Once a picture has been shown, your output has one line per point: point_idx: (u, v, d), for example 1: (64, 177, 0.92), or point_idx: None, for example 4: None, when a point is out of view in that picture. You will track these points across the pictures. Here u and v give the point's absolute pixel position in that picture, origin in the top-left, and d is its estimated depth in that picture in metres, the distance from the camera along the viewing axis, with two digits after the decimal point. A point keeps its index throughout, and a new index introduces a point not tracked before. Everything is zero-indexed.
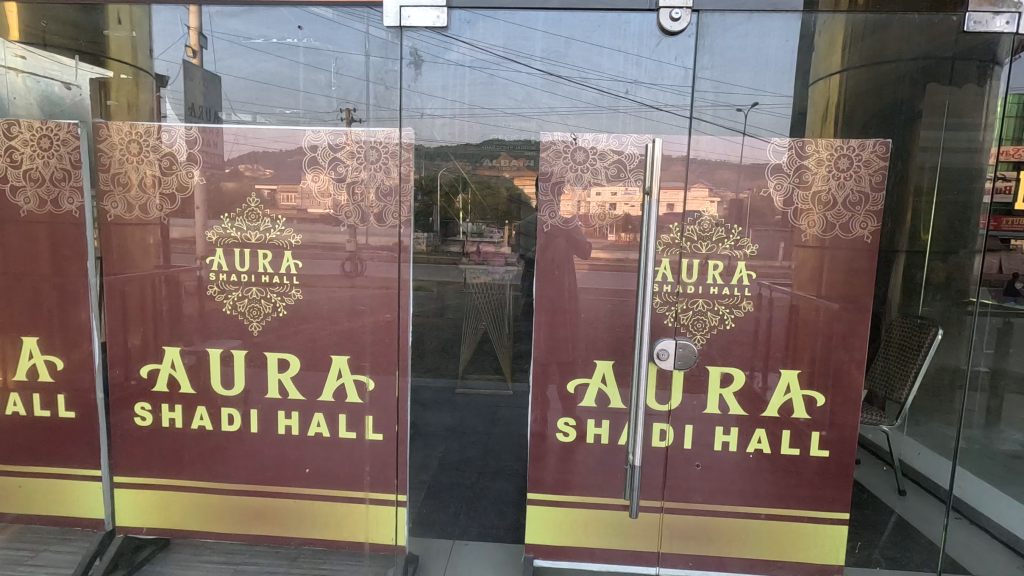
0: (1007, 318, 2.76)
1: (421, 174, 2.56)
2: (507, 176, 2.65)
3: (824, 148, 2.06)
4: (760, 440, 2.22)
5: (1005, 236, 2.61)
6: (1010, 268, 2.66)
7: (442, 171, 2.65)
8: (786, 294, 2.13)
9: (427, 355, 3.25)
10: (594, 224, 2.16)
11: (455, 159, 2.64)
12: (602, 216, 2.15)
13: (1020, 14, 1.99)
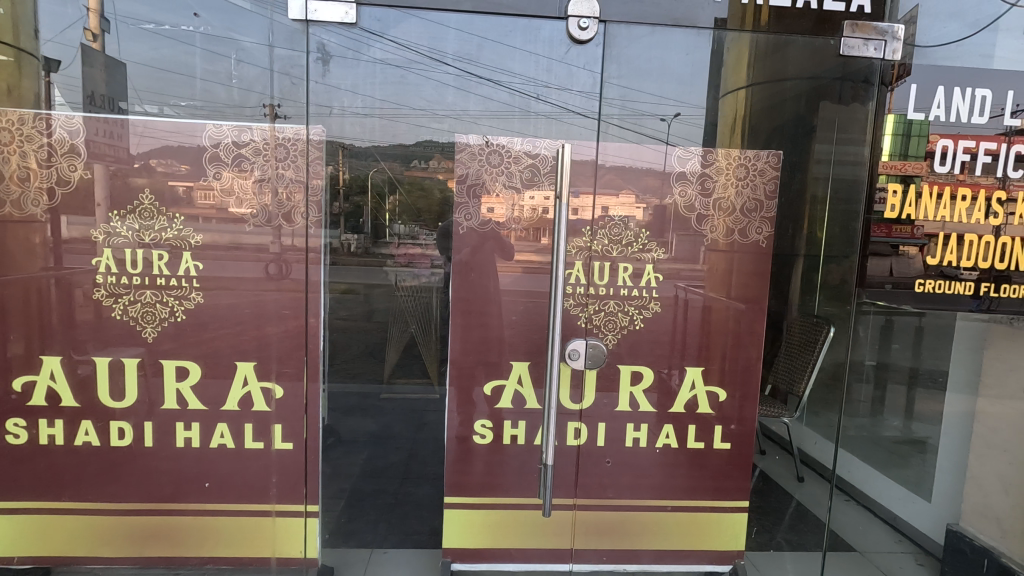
0: (888, 317, 2.87)
1: (348, 175, 2.48)
2: (440, 178, 2.43)
3: (723, 157, 2.19)
4: (668, 435, 2.32)
5: (895, 242, 2.30)
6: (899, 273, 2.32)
7: (374, 171, 2.51)
8: (701, 296, 2.24)
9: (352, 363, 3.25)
10: (524, 230, 2.18)
11: (383, 159, 2.50)
12: (537, 220, 2.18)
13: (883, 42, 2.17)
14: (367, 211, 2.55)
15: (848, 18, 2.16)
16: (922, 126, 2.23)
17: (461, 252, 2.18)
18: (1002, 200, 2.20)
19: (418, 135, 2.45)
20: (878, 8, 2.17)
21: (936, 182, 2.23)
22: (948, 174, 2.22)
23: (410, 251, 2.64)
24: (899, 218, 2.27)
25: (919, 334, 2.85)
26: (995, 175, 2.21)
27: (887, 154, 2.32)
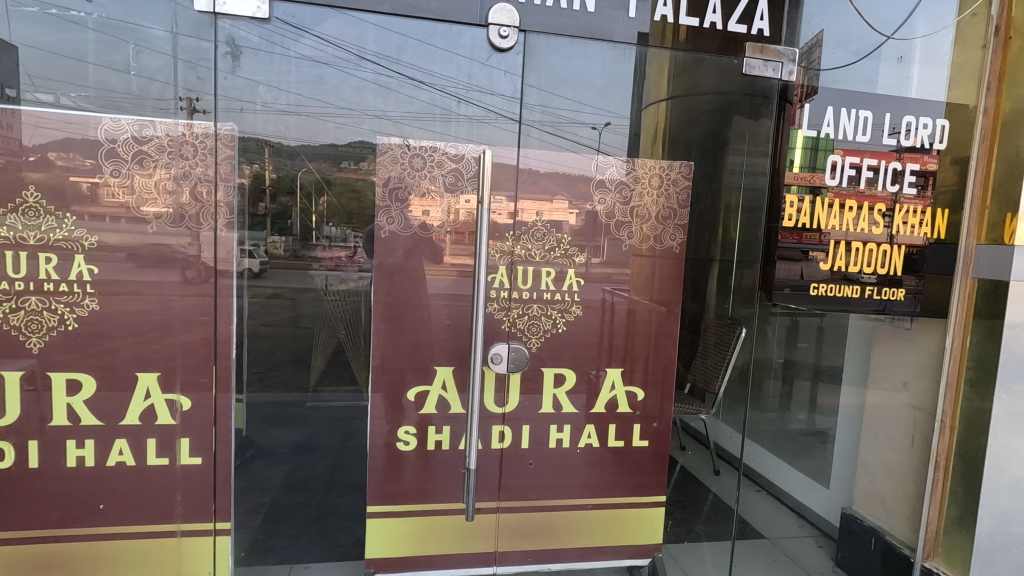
0: (795, 318, 3.24)
1: (278, 177, 2.53)
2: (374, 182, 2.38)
3: (639, 167, 2.29)
4: (590, 435, 2.39)
5: (806, 248, 2.38)
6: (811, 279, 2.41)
7: (302, 172, 2.55)
8: (625, 299, 2.32)
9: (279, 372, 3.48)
10: (463, 232, 2.19)
11: (310, 160, 2.52)
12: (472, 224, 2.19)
13: (779, 64, 2.34)
14: (296, 213, 2.61)
15: (750, 40, 2.30)
16: (827, 142, 2.36)
17: (392, 254, 2.14)
18: (884, 212, 2.39)
19: (342, 134, 2.42)
20: (776, 30, 2.31)
21: (838, 194, 2.37)
22: (844, 186, 2.37)
23: (336, 254, 2.64)
24: (805, 226, 2.36)
25: (820, 334, 3.13)
26: (881, 189, 2.39)
27: (798, 165, 2.37)
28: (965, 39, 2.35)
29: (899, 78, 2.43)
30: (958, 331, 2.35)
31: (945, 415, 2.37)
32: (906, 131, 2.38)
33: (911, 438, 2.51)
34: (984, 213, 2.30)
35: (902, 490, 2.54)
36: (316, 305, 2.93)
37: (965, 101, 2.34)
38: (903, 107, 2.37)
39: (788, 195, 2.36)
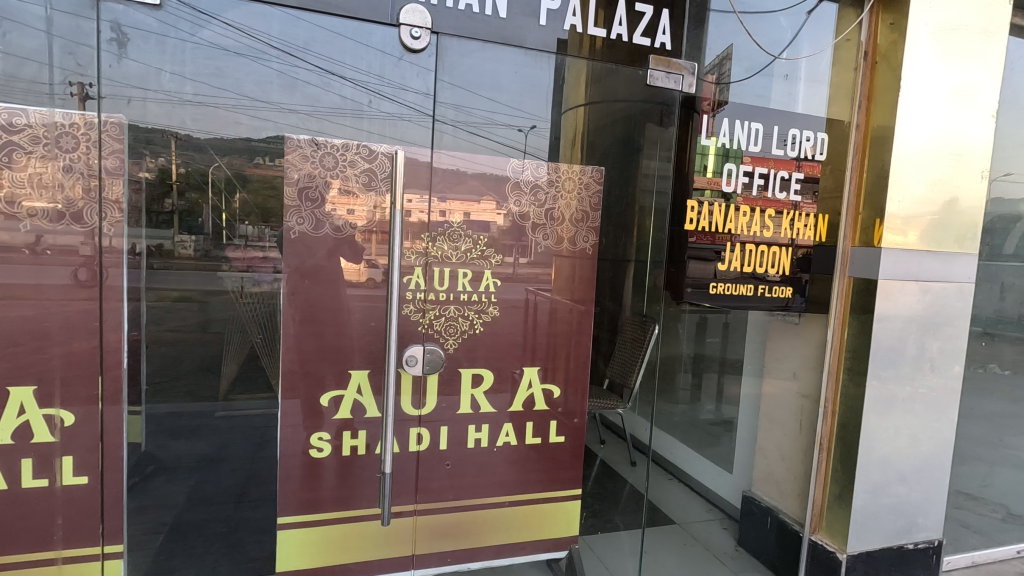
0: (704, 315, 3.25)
1: (187, 168, 2.48)
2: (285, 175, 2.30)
3: (553, 171, 2.35)
4: (508, 433, 2.42)
5: (718, 248, 2.54)
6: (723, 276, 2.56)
7: (212, 166, 2.54)
8: (548, 299, 2.38)
9: (185, 376, 3.66)
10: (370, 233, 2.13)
11: (218, 155, 2.49)
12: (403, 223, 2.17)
13: (680, 76, 2.48)
14: (206, 210, 2.58)
15: (653, 53, 2.42)
16: (737, 152, 2.53)
17: (313, 255, 2.07)
18: (773, 216, 2.59)
19: (254, 130, 2.24)
20: (678, 46, 2.45)
21: (747, 199, 2.55)
22: (757, 193, 2.56)
23: (252, 255, 2.55)
24: (718, 228, 2.53)
25: (726, 329, 3.24)
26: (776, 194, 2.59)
27: (708, 170, 2.52)
28: (840, 61, 2.61)
29: (787, 95, 2.67)
30: (837, 324, 2.60)
31: (827, 401, 2.62)
32: (791, 143, 2.59)
33: (799, 423, 2.76)
34: (857, 218, 2.55)
35: (792, 472, 2.78)
36: (226, 310, 3.08)
37: (841, 117, 2.60)
38: (789, 120, 2.59)
39: (701, 200, 2.52)
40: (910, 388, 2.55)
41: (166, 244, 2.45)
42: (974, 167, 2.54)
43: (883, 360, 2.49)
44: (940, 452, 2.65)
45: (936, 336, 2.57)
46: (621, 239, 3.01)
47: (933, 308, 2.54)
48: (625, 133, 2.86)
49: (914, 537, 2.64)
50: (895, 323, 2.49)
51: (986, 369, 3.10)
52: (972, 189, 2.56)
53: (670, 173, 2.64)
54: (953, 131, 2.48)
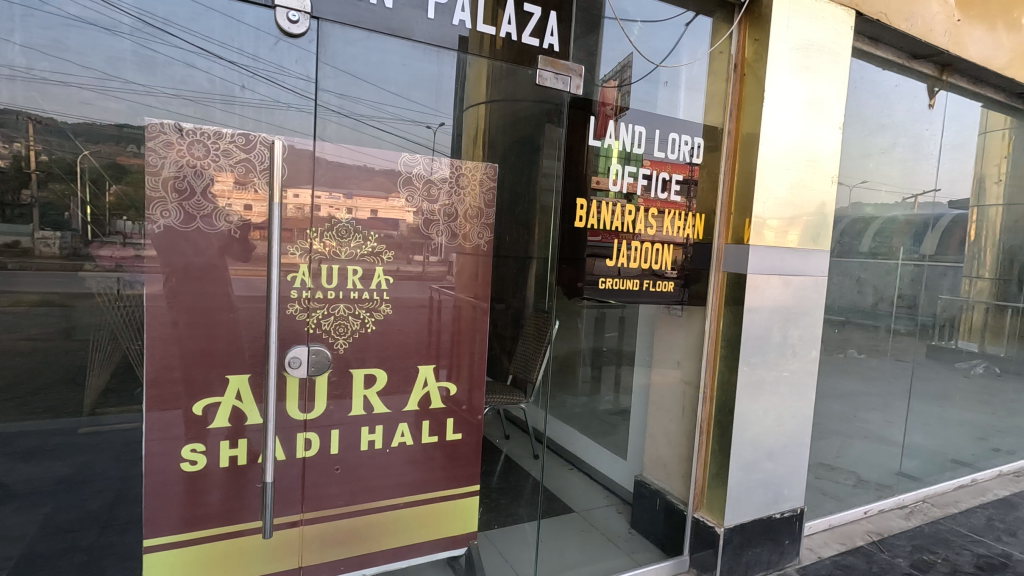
0: (601, 310, 3.05)
1: (42, 157, 2.10)
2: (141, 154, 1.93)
3: (447, 167, 2.32)
4: (403, 433, 2.37)
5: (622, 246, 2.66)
6: (627, 272, 2.69)
7: (77, 156, 2.08)
8: (451, 296, 2.40)
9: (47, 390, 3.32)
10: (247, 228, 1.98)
11: (80, 141, 2.06)
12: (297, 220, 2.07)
13: (569, 78, 2.54)
14: (73, 206, 2.14)
15: (541, 53, 2.47)
16: (635, 156, 2.67)
17: (200, 254, 1.91)
18: (656, 215, 2.73)
19: (124, 115, 1.99)
20: (565, 48, 2.52)
21: (647, 201, 2.70)
22: (657, 195, 2.72)
23: (127, 255, 2.11)
24: (621, 228, 2.65)
25: (622, 322, 3.17)
26: (665, 194, 2.74)
27: (596, 171, 2.61)
28: (713, 72, 2.83)
29: (669, 101, 2.81)
30: (714, 314, 2.84)
31: (705, 387, 2.85)
32: (671, 147, 2.75)
33: (682, 409, 2.98)
34: (729, 218, 2.80)
35: (678, 454, 3.00)
36: (95, 314, 2.37)
37: (715, 125, 2.83)
38: (670, 125, 2.75)
39: (606, 201, 2.63)
40: (776, 372, 2.82)
41: (23, 242, 2.21)
42: (826, 172, 2.85)
43: (752, 347, 2.73)
44: (801, 428, 2.95)
45: (797, 325, 2.86)
46: (522, 237, 2.94)
47: (794, 299, 2.83)
48: (527, 133, 2.73)
49: (781, 507, 2.92)
50: (761, 314, 2.74)
51: (842, 353, 3.49)
52: (825, 192, 2.87)
53: (552, 173, 2.67)
54: (808, 139, 2.77)
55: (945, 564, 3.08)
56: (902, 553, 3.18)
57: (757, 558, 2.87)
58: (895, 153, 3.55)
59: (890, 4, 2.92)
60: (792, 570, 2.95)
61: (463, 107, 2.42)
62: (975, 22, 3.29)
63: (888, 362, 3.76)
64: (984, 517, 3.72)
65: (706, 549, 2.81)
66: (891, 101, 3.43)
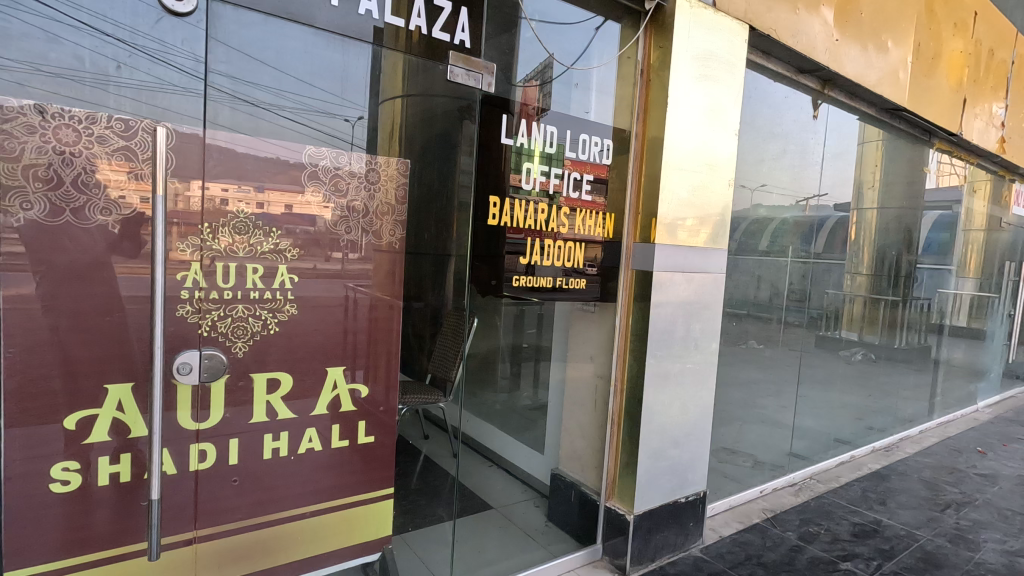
0: (520, 307, 2.99)
1: None
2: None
3: (356, 162, 2.24)
4: (311, 439, 2.26)
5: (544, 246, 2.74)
6: (549, 270, 2.77)
7: None
8: (366, 295, 2.33)
9: None
10: (131, 222, 1.80)
11: None
12: (188, 213, 1.92)
13: (481, 75, 2.55)
14: None
15: (452, 49, 2.45)
16: (558, 156, 2.75)
17: (85, 251, 1.74)
18: (568, 214, 2.79)
19: None
20: (477, 45, 2.51)
21: (569, 201, 2.78)
22: (580, 198, 2.81)
23: None
24: (544, 227, 2.72)
25: (540, 319, 3.11)
26: (581, 193, 2.81)
27: (514, 170, 2.65)
28: (622, 76, 2.93)
29: (582, 103, 2.86)
30: (624, 311, 2.98)
31: (616, 379, 2.99)
32: (581, 147, 2.82)
33: (594, 402, 3.11)
34: (637, 218, 2.93)
35: (591, 446, 3.13)
36: None
37: (623, 126, 2.94)
38: (581, 127, 2.82)
39: (530, 200, 2.68)
40: (680, 364, 2.99)
41: None
42: (724, 175, 3.04)
43: (658, 341, 2.88)
44: (703, 416, 3.14)
45: (698, 319, 3.04)
46: (441, 235, 2.68)
47: (696, 295, 3.01)
48: (443, 128, 2.61)
49: (686, 491, 3.10)
50: (666, 309, 2.90)
51: (740, 344, 3.75)
52: (723, 194, 3.06)
53: (471, 170, 2.61)
54: (707, 143, 2.94)
55: (826, 534, 3.40)
56: (791, 526, 3.48)
57: (664, 542, 3.02)
58: (784, 160, 3.86)
59: (779, 21, 3.16)
60: (695, 550, 3.14)
61: (378, 101, 2.31)
62: (851, 42, 3.63)
63: (781, 351, 4.09)
64: (859, 489, 4.15)
65: (617, 536, 2.94)
66: (780, 111, 3.72)
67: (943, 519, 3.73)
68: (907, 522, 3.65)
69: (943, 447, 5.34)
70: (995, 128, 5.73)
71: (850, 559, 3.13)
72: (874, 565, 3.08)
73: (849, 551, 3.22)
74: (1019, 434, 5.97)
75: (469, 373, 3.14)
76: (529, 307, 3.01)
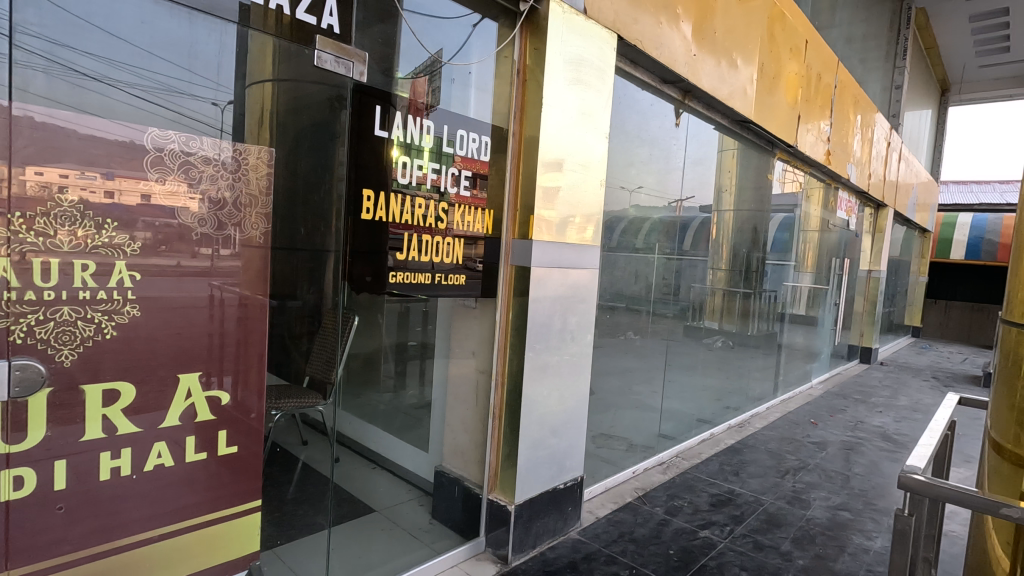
0: (405, 304, 2.94)
1: None
2: None
3: (210, 147, 2.04)
4: (160, 454, 2.03)
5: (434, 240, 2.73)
6: (439, 265, 2.77)
7: None
8: (235, 293, 2.16)
9: None
10: None
11: None
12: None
13: (352, 64, 2.42)
14: None
15: (320, 33, 2.29)
16: (449, 154, 2.77)
17: None
18: (447, 209, 2.77)
19: None
20: (346, 30, 2.37)
21: (459, 198, 2.81)
22: (468, 194, 2.84)
23: None
24: (436, 222, 2.71)
25: (425, 317, 3.06)
26: (460, 190, 2.81)
27: (399, 163, 2.59)
28: (499, 75, 2.98)
29: (461, 100, 2.86)
30: (504, 306, 3.06)
31: (497, 373, 3.08)
32: (459, 143, 2.81)
33: (477, 398, 3.18)
34: (515, 215, 3.00)
35: (474, 440, 3.17)
36: None
37: (501, 125, 3.00)
38: (457, 122, 2.81)
39: (419, 196, 2.66)
40: (557, 356, 3.12)
41: None
42: (596, 176, 3.21)
43: (536, 334, 2.98)
44: (579, 405, 3.30)
45: (574, 312, 3.20)
46: (319, 229, 2.61)
47: (571, 289, 3.15)
48: (318, 118, 2.56)
49: (564, 477, 3.25)
50: (543, 303, 3.00)
51: (616, 336, 3.98)
52: (596, 194, 3.23)
53: (342, 162, 2.53)
54: (580, 145, 3.08)
55: (689, 506, 3.74)
56: (659, 502, 3.77)
57: (544, 529, 3.14)
58: (652, 163, 4.16)
59: (644, 33, 3.39)
60: (574, 532, 3.30)
61: (245, 85, 2.18)
62: (707, 58, 3.99)
63: (652, 341, 4.40)
64: (717, 463, 4.61)
65: (499, 527, 3.01)
66: (647, 118, 4.01)
67: (783, 484, 4.27)
68: (755, 489, 4.12)
69: (784, 420, 6.10)
70: (822, 143, 6.62)
71: (708, 526, 3.47)
72: (728, 530, 3.44)
73: (708, 519, 3.57)
74: (842, 406, 6.99)
75: (347, 370, 2.94)
76: (414, 304, 2.97)
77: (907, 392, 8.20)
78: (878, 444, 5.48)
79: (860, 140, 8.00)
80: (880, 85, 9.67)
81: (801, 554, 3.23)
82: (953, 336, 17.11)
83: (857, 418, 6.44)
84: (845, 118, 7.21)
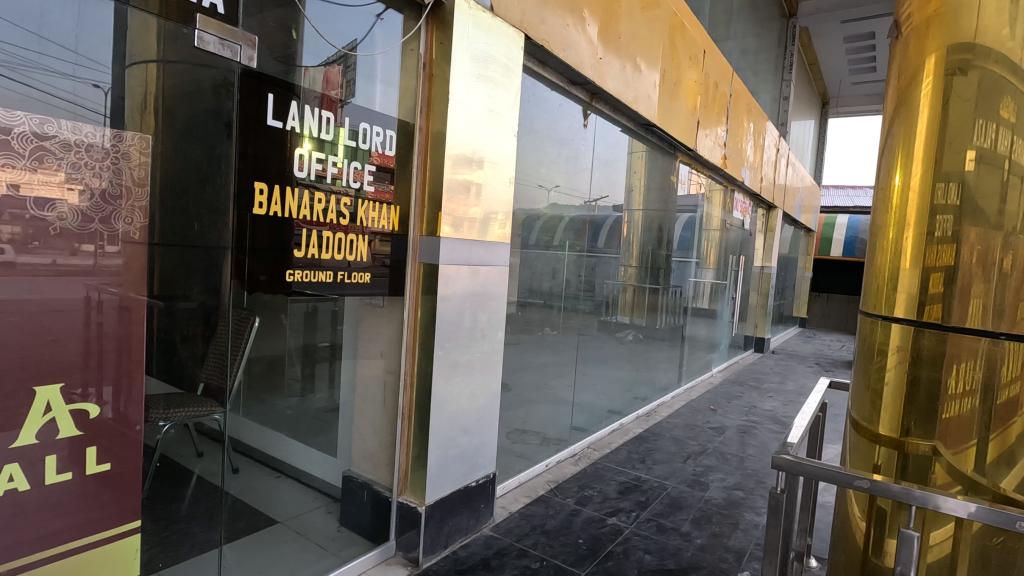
0: (315, 305, 2.77)
1: None
2: None
3: (70, 131, 1.82)
4: (12, 477, 1.74)
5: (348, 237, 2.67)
6: (354, 262, 2.71)
7: None
8: (113, 295, 1.97)
9: None
10: None
11: None
12: None
13: (242, 49, 2.26)
14: None
15: (201, 12, 2.12)
16: (363, 152, 2.71)
17: None
18: (349, 204, 2.66)
19: None
20: (232, 11, 2.21)
21: (375, 194, 2.77)
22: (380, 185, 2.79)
23: None
24: (343, 219, 2.63)
25: (335, 320, 2.90)
26: (363, 185, 2.71)
27: (301, 155, 2.46)
28: (405, 67, 2.91)
29: (366, 92, 2.75)
30: (412, 305, 3.01)
31: (406, 373, 3.02)
32: (364, 136, 2.72)
33: (387, 399, 3.10)
34: (423, 210, 2.96)
35: (383, 443, 3.08)
36: None
37: (407, 120, 2.94)
38: (359, 114, 2.70)
39: (322, 192, 2.54)
40: (467, 354, 3.11)
41: None
42: (504, 174, 3.23)
43: (445, 332, 2.95)
44: (490, 403, 3.31)
45: (484, 310, 3.20)
46: (216, 223, 2.44)
47: (481, 287, 3.15)
48: (213, 104, 2.36)
49: (476, 475, 3.24)
50: (453, 301, 2.98)
51: (529, 332, 4.02)
52: (505, 190, 3.25)
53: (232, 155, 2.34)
54: (488, 142, 3.09)
55: (598, 495, 3.87)
56: (570, 493, 3.88)
57: (456, 528, 3.12)
58: (562, 162, 4.25)
59: (551, 33, 3.45)
60: (487, 529, 3.30)
61: (123, 65, 2.02)
62: (612, 61, 4.13)
63: (564, 336, 4.49)
64: (625, 452, 4.80)
65: (410, 530, 2.96)
66: (556, 118, 4.08)
67: (685, 468, 4.53)
68: (660, 475, 4.34)
69: (687, 408, 6.47)
70: (719, 147, 7.09)
71: (615, 514, 3.60)
72: (634, 516, 3.60)
73: (615, 507, 3.71)
74: (738, 393, 7.54)
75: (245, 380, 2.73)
76: (323, 303, 2.79)
77: (794, 378, 8.99)
78: (768, 426, 5.96)
79: (752, 146, 8.64)
80: (771, 95, 10.48)
81: (699, 533, 3.44)
82: (833, 325, 18.97)
83: (750, 403, 6.97)
84: (739, 125, 7.76)
